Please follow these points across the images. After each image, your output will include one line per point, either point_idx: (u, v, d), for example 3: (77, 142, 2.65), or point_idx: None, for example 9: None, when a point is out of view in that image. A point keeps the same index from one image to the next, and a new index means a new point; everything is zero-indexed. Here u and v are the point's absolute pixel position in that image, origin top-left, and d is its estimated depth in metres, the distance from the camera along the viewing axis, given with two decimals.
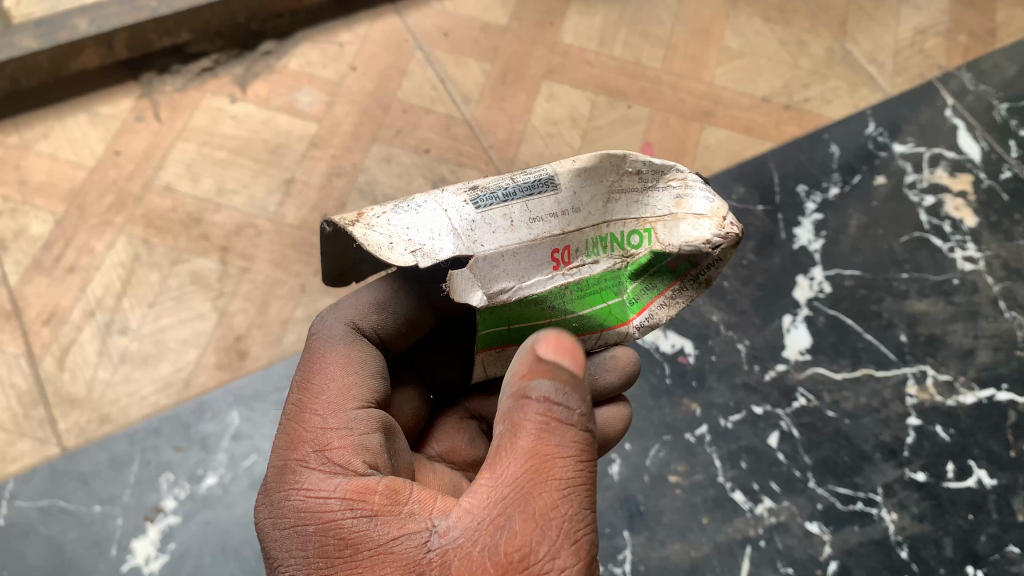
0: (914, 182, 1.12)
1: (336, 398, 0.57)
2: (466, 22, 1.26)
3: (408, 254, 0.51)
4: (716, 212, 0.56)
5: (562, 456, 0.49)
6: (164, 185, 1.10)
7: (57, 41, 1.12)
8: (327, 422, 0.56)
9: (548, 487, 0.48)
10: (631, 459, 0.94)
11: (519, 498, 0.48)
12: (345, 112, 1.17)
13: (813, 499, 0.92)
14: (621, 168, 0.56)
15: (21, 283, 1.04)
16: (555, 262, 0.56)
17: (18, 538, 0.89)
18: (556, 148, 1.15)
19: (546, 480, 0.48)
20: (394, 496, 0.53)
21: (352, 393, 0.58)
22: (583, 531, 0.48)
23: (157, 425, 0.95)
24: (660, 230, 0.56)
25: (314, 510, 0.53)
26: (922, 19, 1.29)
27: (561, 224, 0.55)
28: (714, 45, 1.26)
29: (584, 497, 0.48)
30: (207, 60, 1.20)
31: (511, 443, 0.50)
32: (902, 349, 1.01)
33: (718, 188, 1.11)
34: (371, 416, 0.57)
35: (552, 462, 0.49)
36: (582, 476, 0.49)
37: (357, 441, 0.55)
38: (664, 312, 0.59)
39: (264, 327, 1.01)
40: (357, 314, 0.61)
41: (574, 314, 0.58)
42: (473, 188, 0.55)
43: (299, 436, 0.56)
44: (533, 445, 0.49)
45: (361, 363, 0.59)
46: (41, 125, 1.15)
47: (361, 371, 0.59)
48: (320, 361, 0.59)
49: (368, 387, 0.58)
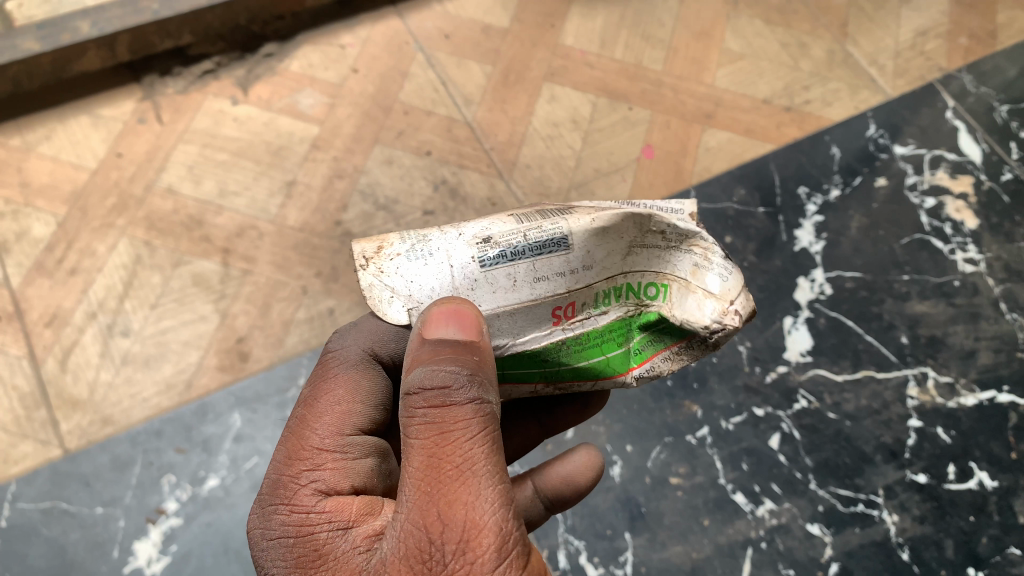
0: (914, 184, 1.12)
1: (337, 421, 0.56)
2: (467, 24, 1.26)
3: (404, 311, 0.51)
4: (727, 296, 0.53)
5: (459, 443, 0.47)
6: (165, 187, 1.11)
7: (59, 43, 1.12)
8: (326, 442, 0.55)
9: (450, 479, 0.46)
10: (632, 462, 0.94)
11: (424, 493, 0.46)
12: (346, 114, 1.17)
13: (814, 501, 0.92)
14: (646, 226, 0.53)
15: (24, 284, 1.04)
16: (556, 318, 0.53)
17: (20, 539, 0.90)
18: (557, 149, 1.15)
19: (446, 472, 0.47)
20: (369, 509, 0.52)
21: (353, 418, 0.57)
22: (498, 512, 0.46)
23: (159, 427, 0.96)
24: (675, 292, 0.54)
25: (297, 524, 0.52)
26: (922, 21, 1.29)
27: (568, 282, 0.52)
28: (715, 46, 1.26)
29: (493, 479, 0.47)
30: (208, 62, 1.21)
31: (408, 441, 0.48)
32: (902, 351, 1.01)
33: (719, 190, 1.11)
34: (367, 442, 0.57)
35: (449, 451, 0.47)
36: (486, 459, 0.47)
37: (351, 465, 0.55)
38: (666, 367, 0.57)
39: (266, 329, 1.01)
40: (375, 342, 0.60)
41: (570, 366, 0.55)
42: (485, 240, 0.52)
43: (296, 452, 0.55)
44: (427, 437, 0.48)
45: (367, 390, 0.58)
46: (43, 127, 1.15)
47: (369, 401, 0.58)
48: (329, 380, 0.58)
49: (371, 416, 0.58)
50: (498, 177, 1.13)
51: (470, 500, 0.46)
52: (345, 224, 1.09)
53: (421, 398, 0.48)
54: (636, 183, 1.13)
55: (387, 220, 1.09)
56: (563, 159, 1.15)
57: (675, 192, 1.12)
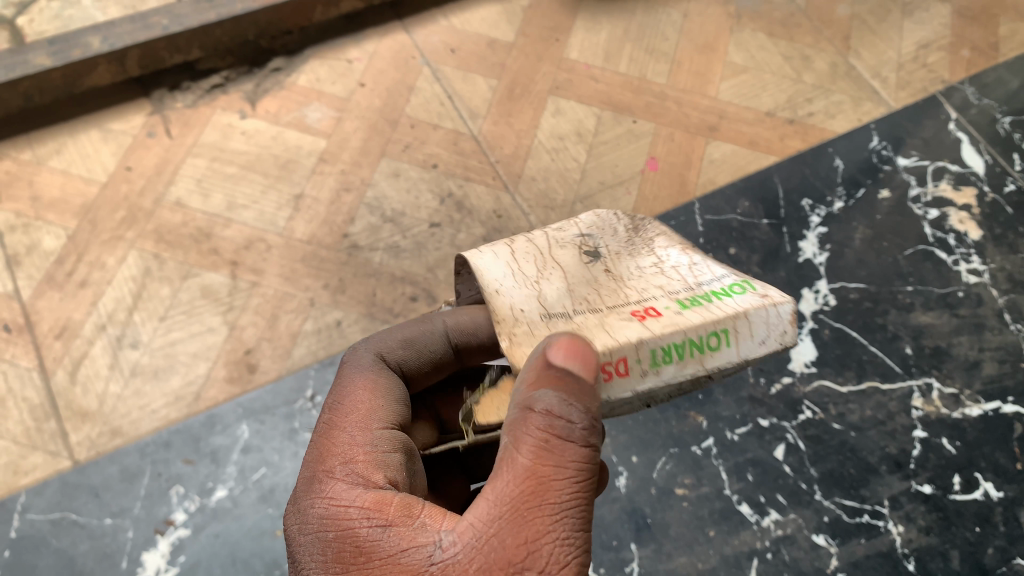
0: (918, 196, 1.13)
1: (363, 417, 0.59)
2: (472, 39, 1.28)
3: None
4: None
5: (560, 471, 0.49)
6: (174, 200, 1.12)
7: (70, 58, 1.14)
8: (569, 485, 0.49)
9: (543, 504, 0.48)
10: (637, 472, 0.95)
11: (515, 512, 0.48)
12: (354, 127, 1.19)
13: (820, 511, 0.93)
14: None
15: (34, 297, 1.05)
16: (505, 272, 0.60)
17: (29, 550, 0.90)
18: (562, 162, 1.16)
19: (542, 497, 0.48)
20: (406, 509, 0.53)
21: (376, 416, 0.60)
22: (572, 551, 0.48)
23: (167, 438, 0.96)
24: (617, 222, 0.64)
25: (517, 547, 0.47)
26: (924, 34, 1.30)
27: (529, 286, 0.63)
28: (718, 60, 1.27)
29: (576, 519, 0.48)
30: (217, 77, 1.22)
31: (511, 459, 0.50)
32: (907, 362, 1.01)
33: (723, 202, 1.12)
34: (394, 437, 0.59)
35: (550, 481, 0.49)
36: (576, 498, 0.49)
37: (381, 459, 0.57)
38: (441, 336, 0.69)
39: (274, 340, 1.02)
40: (386, 347, 0.64)
41: None
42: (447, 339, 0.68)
43: (536, 495, 0.49)
44: (531, 464, 0.49)
45: (386, 391, 0.62)
46: (54, 142, 1.16)
47: (387, 397, 0.61)
48: (348, 387, 0.62)
49: (392, 413, 0.61)
50: (503, 189, 1.14)
51: (559, 527, 0.48)
52: (352, 236, 1.09)
53: (540, 420, 0.50)
54: (640, 195, 1.13)
55: (394, 232, 1.10)
56: (568, 172, 1.16)
57: (680, 205, 1.13)
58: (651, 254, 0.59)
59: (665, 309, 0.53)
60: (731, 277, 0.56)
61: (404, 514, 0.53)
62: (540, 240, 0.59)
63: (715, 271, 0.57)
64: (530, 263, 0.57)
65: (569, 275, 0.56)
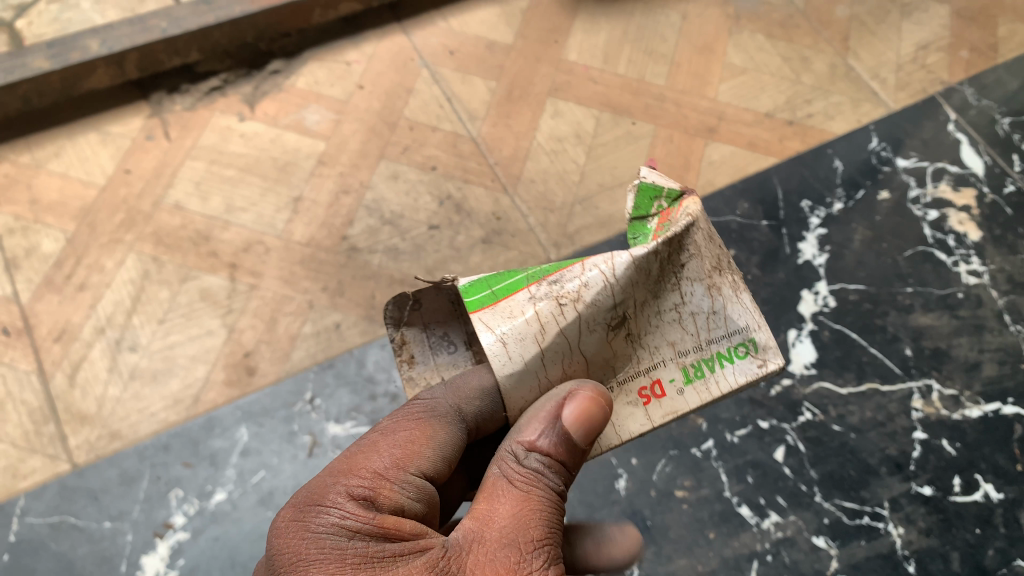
0: (917, 197, 1.13)
1: (402, 454, 0.58)
2: (471, 41, 1.28)
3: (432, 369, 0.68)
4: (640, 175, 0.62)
5: (549, 500, 0.57)
6: (173, 203, 1.12)
7: (69, 61, 1.14)
8: (554, 512, 0.57)
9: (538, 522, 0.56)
10: (637, 475, 0.94)
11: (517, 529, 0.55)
12: (352, 129, 1.18)
13: (820, 513, 0.93)
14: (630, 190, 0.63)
15: (33, 300, 1.05)
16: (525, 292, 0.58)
17: (28, 554, 0.90)
18: (561, 164, 1.16)
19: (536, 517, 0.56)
20: (420, 530, 0.55)
21: (418, 458, 0.59)
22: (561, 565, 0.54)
23: (166, 441, 0.96)
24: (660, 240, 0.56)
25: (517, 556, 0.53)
26: (923, 35, 1.30)
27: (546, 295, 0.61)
28: (717, 61, 1.27)
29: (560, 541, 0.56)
30: (216, 79, 1.22)
31: (507, 485, 0.57)
32: (907, 363, 1.01)
33: (722, 204, 1.12)
34: (422, 487, 0.58)
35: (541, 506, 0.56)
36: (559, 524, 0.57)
37: (404, 496, 0.57)
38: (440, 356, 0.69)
39: (273, 343, 1.02)
40: (462, 400, 0.61)
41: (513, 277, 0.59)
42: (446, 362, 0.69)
43: (530, 514, 0.56)
44: (528, 491, 0.57)
45: (438, 441, 0.59)
46: (52, 144, 1.16)
47: (439, 448, 0.59)
48: (399, 423, 0.60)
49: (434, 464, 0.59)
50: (502, 191, 1.14)
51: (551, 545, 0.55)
52: (351, 239, 1.09)
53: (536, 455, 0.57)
54: None
55: (393, 234, 1.10)
56: (567, 174, 1.15)
57: None
58: (677, 301, 0.57)
59: (669, 384, 0.57)
60: (742, 330, 0.56)
61: (419, 532, 0.55)
62: (570, 326, 0.55)
63: (730, 318, 0.56)
64: (556, 364, 0.56)
65: (593, 362, 0.57)
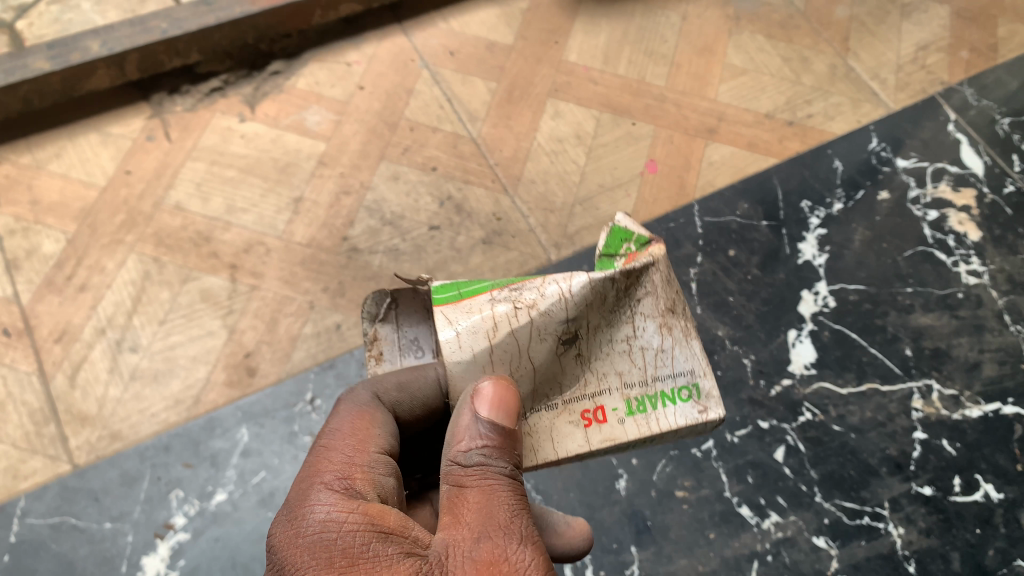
0: (917, 197, 1.13)
1: (355, 441, 0.59)
2: (471, 42, 1.28)
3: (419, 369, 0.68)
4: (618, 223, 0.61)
5: (508, 485, 0.54)
6: (174, 204, 1.12)
7: (69, 62, 1.14)
8: (515, 496, 0.54)
9: (501, 509, 0.53)
10: (637, 475, 0.94)
11: (482, 521, 0.52)
12: (353, 130, 1.19)
13: (820, 513, 0.93)
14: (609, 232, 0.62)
15: (33, 301, 1.05)
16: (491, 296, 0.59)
17: (29, 555, 0.90)
18: (561, 165, 1.16)
19: (497, 505, 0.53)
20: (402, 521, 0.54)
21: (371, 443, 0.59)
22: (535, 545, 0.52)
23: (167, 442, 0.96)
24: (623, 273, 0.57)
25: (488, 549, 0.51)
26: (923, 35, 1.30)
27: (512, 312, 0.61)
28: (717, 62, 1.27)
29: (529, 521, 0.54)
30: (216, 81, 1.22)
31: (461, 489, 0.54)
32: (907, 363, 1.01)
33: (722, 204, 1.12)
34: (385, 462, 0.59)
35: (500, 494, 0.54)
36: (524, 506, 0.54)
37: (377, 479, 0.57)
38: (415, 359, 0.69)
39: (273, 344, 1.02)
40: (381, 388, 0.63)
41: (475, 287, 0.59)
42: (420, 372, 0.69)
43: (490, 507, 0.53)
44: (480, 486, 0.54)
45: (380, 422, 0.61)
46: (53, 145, 1.16)
47: (382, 431, 0.61)
48: (342, 415, 0.62)
49: (386, 440, 0.60)
50: (503, 192, 1.14)
51: (519, 528, 0.53)
52: (352, 240, 1.09)
53: (478, 452, 0.54)
54: (639, 197, 1.14)
55: (393, 235, 1.10)
56: (567, 174, 1.16)
57: (679, 207, 1.13)
58: (624, 337, 0.57)
59: (612, 411, 0.57)
60: (686, 373, 0.57)
61: (402, 524, 0.53)
62: (521, 327, 0.56)
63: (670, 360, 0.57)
64: (505, 364, 0.56)
65: (540, 373, 0.57)
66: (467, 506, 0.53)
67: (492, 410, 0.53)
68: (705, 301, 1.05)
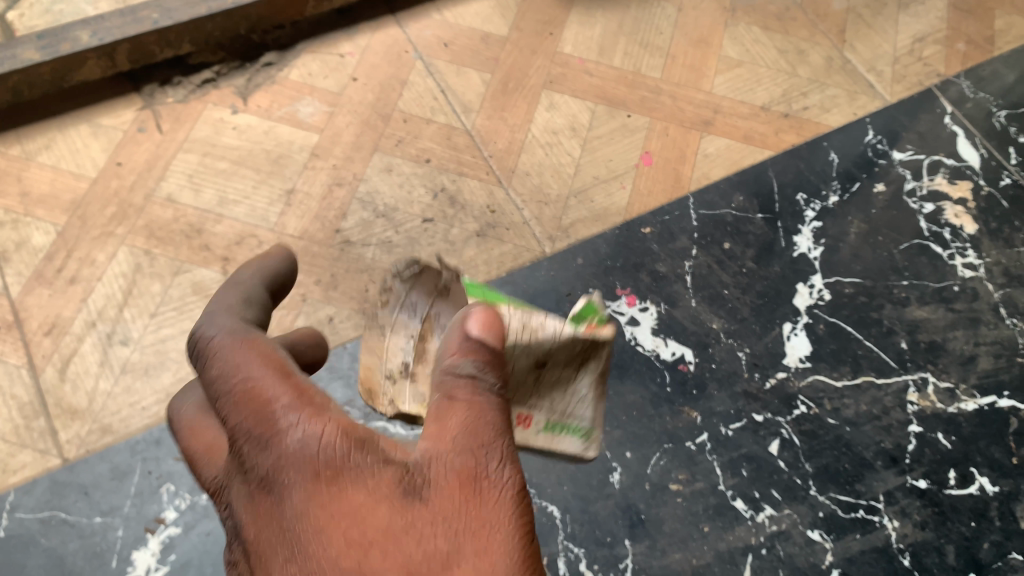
0: (913, 190, 1.13)
1: None
2: (466, 33, 1.27)
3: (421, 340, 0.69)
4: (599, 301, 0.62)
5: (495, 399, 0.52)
6: (165, 196, 1.11)
7: (60, 52, 1.13)
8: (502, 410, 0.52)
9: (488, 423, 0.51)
10: (632, 468, 0.94)
11: (467, 431, 0.50)
12: (346, 122, 1.18)
13: (815, 507, 0.92)
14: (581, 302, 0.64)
15: (23, 294, 1.04)
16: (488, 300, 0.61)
17: (18, 550, 0.89)
18: (556, 157, 1.16)
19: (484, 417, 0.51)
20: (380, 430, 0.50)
21: None
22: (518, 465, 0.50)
23: (158, 436, 0.95)
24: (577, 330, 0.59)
25: (473, 460, 0.49)
26: (919, 27, 1.30)
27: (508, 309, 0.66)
28: (713, 54, 1.27)
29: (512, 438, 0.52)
30: (208, 71, 1.21)
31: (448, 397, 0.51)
32: (902, 356, 1.01)
33: (717, 197, 1.12)
34: None
35: (487, 407, 0.51)
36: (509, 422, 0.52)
37: None
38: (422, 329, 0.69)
39: (265, 337, 1.01)
40: None
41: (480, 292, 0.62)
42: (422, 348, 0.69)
43: (478, 420, 0.50)
44: (468, 396, 0.51)
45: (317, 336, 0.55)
46: (43, 137, 1.15)
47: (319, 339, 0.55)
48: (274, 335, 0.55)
49: None
50: (497, 184, 1.13)
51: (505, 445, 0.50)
52: (345, 232, 1.09)
53: (467, 364, 0.52)
54: (634, 190, 1.13)
55: (387, 227, 1.09)
56: (562, 166, 1.15)
57: (675, 199, 1.12)
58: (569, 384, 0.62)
59: (531, 421, 0.63)
60: (586, 421, 0.63)
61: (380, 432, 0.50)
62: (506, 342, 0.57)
63: (588, 412, 0.63)
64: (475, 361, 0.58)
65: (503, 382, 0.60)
66: (452, 417, 0.50)
67: (477, 350, 0.53)
68: (700, 294, 1.05)
